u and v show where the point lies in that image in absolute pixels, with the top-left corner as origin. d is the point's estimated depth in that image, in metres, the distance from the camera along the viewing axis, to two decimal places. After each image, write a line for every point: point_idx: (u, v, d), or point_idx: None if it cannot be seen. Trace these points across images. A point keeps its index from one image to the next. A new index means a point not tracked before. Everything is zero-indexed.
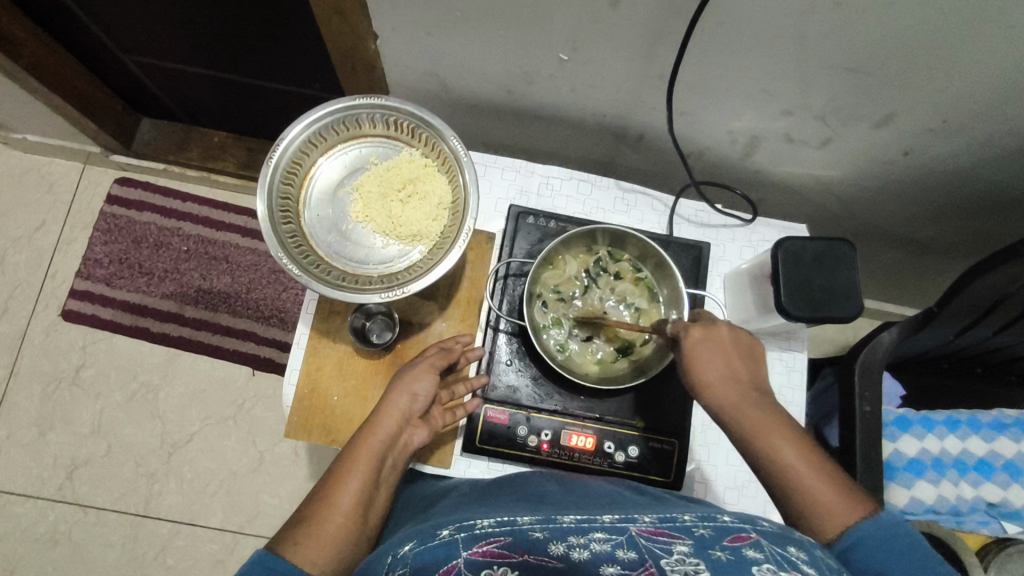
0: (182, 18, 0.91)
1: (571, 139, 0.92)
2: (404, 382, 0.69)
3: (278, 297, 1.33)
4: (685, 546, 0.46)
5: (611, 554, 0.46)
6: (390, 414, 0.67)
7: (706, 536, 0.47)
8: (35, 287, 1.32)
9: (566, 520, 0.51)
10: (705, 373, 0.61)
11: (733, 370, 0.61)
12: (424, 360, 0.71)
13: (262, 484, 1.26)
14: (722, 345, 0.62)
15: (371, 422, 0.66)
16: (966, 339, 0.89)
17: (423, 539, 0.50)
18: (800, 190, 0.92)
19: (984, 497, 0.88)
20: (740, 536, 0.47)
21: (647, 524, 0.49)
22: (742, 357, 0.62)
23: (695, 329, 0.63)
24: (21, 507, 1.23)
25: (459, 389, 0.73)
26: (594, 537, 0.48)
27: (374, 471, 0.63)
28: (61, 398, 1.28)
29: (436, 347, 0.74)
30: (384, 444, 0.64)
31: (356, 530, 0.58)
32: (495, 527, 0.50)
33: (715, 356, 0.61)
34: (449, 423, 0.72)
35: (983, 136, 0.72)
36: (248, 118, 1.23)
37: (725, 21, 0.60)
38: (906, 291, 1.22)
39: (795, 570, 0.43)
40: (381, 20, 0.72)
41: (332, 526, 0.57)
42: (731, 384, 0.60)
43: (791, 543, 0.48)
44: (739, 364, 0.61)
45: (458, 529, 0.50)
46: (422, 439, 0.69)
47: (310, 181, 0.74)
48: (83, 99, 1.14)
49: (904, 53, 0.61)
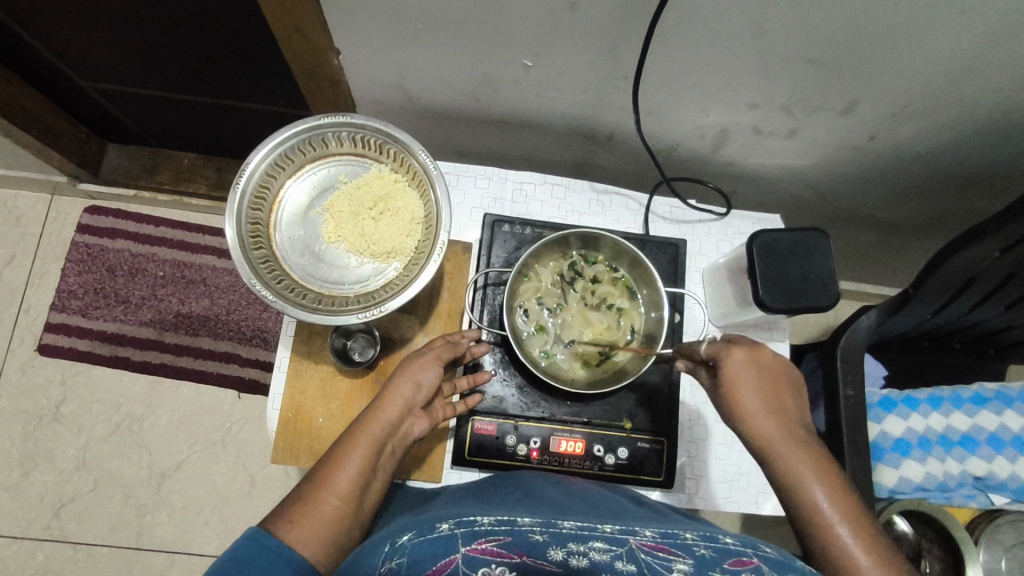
0: (142, 43, 0.90)
1: (543, 143, 0.92)
2: (409, 370, 0.68)
3: (259, 317, 1.31)
4: (685, 565, 0.46)
5: (611, 565, 0.46)
6: (394, 401, 0.66)
7: (707, 557, 0.48)
8: (9, 323, 1.29)
9: (566, 525, 0.50)
10: (745, 398, 0.63)
11: (773, 399, 0.64)
12: (431, 351, 0.70)
13: (255, 508, 1.24)
14: (762, 374, 0.65)
15: (374, 409, 0.65)
16: (943, 318, 0.90)
17: (422, 531, 0.49)
18: (772, 180, 0.93)
19: (970, 471, 0.89)
20: (741, 560, 0.47)
21: (648, 538, 0.49)
22: (777, 387, 0.65)
23: (738, 351, 0.66)
24: (8, 549, 1.21)
25: (462, 383, 0.73)
26: (594, 546, 0.48)
27: (375, 456, 0.62)
28: (43, 435, 1.25)
29: (443, 340, 0.73)
30: (386, 430, 0.64)
31: (351, 515, 0.58)
32: (495, 524, 0.49)
33: (754, 383, 0.64)
34: (448, 416, 0.72)
35: (944, 117, 0.73)
36: (214, 138, 1.21)
37: (684, 21, 0.60)
38: (883, 271, 1.23)
39: None
40: (341, 36, 0.71)
41: (327, 508, 0.57)
42: (770, 415, 0.63)
43: (793, 572, 0.47)
44: (781, 395, 0.64)
45: (458, 523, 0.50)
46: (422, 430, 0.68)
47: (280, 204, 0.73)
48: (45, 129, 1.12)
49: (861, 42, 0.62)
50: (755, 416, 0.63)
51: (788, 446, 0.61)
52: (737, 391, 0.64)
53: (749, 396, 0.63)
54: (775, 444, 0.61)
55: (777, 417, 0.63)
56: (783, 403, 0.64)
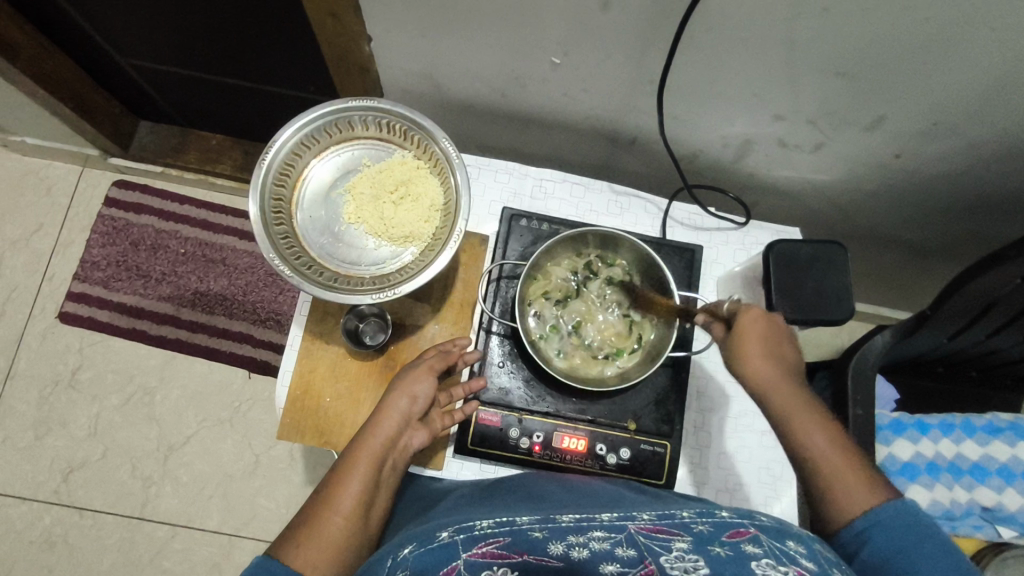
0: (179, 19, 0.91)
1: (566, 142, 0.92)
2: (402, 384, 0.69)
3: (275, 300, 1.33)
4: (684, 543, 0.46)
5: (611, 552, 0.46)
6: (391, 416, 0.67)
7: (705, 532, 0.47)
8: (32, 290, 1.32)
9: (565, 519, 0.50)
10: (751, 350, 0.61)
11: (775, 352, 0.62)
12: (423, 362, 0.71)
13: (258, 488, 1.26)
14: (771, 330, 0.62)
15: (371, 425, 0.66)
16: (959, 344, 0.89)
17: (422, 542, 0.49)
18: (793, 193, 0.92)
19: (978, 501, 0.88)
20: (739, 531, 0.47)
21: (646, 522, 0.49)
22: (784, 343, 0.63)
23: (755, 309, 0.63)
24: (17, 510, 1.23)
25: (457, 392, 0.73)
26: (593, 535, 0.48)
27: (374, 474, 0.63)
28: (58, 401, 1.28)
29: (436, 349, 0.74)
30: (383, 447, 0.65)
31: (356, 533, 0.59)
32: (495, 528, 0.50)
33: (762, 336, 0.62)
34: (447, 425, 0.72)
35: (971, 139, 0.73)
36: (243, 119, 1.23)
37: (713, 28, 0.61)
38: (902, 295, 1.22)
39: (794, 565, 0.44)
40: (374, 23, 0.72)
41: (332, 530, 0.58)
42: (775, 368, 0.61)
43: (790, 537, 0.48)
44: (782, 350, 0.62)
45: (458, 530, 0.50)
46: (421, 442, 0.69)
47: (303, 182, 0.74)
48: (81, 102, 1.15)
49: (891, 58, 0.61)
50: (758, 368, 0.60)
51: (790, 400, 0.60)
52: (746, 342, 0.61)
53: (755, 349, 0.61)
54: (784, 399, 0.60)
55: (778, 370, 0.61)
56: (788, 359, 0.62)
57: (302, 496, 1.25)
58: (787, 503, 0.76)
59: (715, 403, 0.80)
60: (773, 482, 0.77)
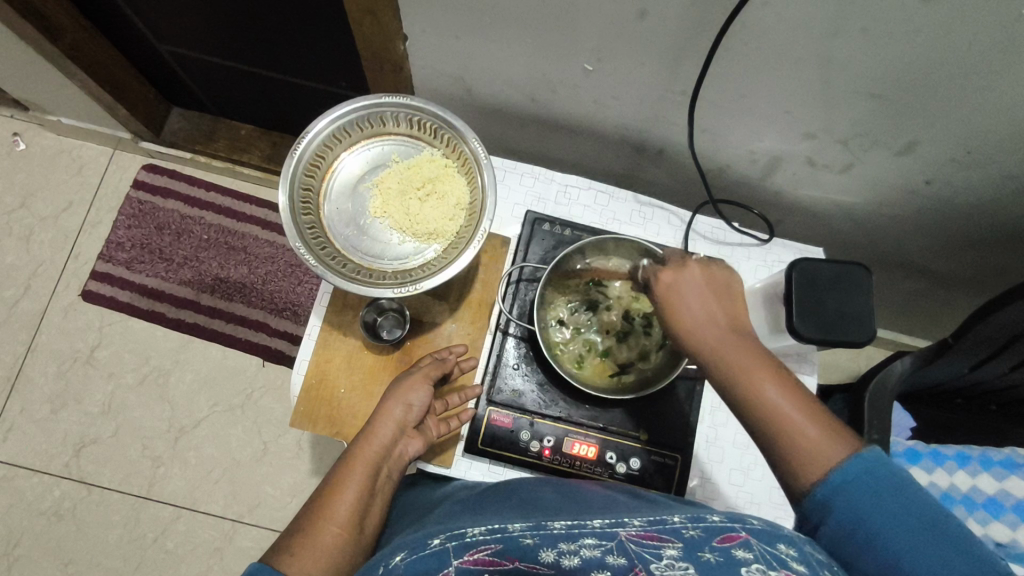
0: (220, 11, 0.93)
1: (593, 150, 0.93)
2: (399, 392, 0.71)
3: (293, 290, 1.35)
4: (674, 550, 0.45)
5: (601, 560, 0.45)
6: (386, 423, 0.68)
7: (696, 537, 0.46)
8: (57, 266, 1.35)
9: (557, 526, 0.50)
10: (682, 310, 0.56)
11: (710, 307, 0.56)
12: (419, 370, 0.73)
13: (264, 475, 1.27)
14: (710, 284, 0.57)
15: (367, 433, 0.67)
16: (982, 374, 0.87)
17: (414, 549, 0.49)
18: (818, 213, 0.92)
19: (992, 537, 0.85)
20: (730, 536, 0.46)
21: (637, 528, 0.49)
22: (725, 299, 0.57)
23: (665, 273, 0.59)
24: (28, 481, 1.25)
25: (454, 400, 0.74)
26: (585, 543, 0.48)
27: (370, 481, 0.64)
28: (74, 376, 1.30)
29: (431, 357, 0.75)
30: (379, 454, 0.66)
31: (351, 541, 0.60)
32: (487, 535, 0.50)
33: (692, 292, 0.57)
34: (444, 433, 0.73)
35: (1003, 171, 0.72)
36: (274, 110, 1.25)
37: (749, 41, 0.60)
38: (923, 323, 1.20)
39: (785, 570, 0.43)
40: (411, 23, 0.73)
41: (328, 538, 0.58)
42: (708, 324, 0.55)
43: (781, 540, 0.46)
44: (718, 303, 0.56)
45: (449, 538, 0.50)
46: (417, 449, 0.70)
47: (332, 174, 0.75)
48: (117, 85, 1.17)
49: (927, 83, 0.61)
50: (689, 326, 0.56)
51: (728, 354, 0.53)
52: (675, 306, 0.57)
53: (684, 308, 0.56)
54: (727, 354, 0.53)
55: (716, 327, 0.55)
56: (736, 313, 0.56)
57: (308, 486, 1.26)
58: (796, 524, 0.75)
59: (728, 419, 0.79)
60: (783, 502, 0.76)
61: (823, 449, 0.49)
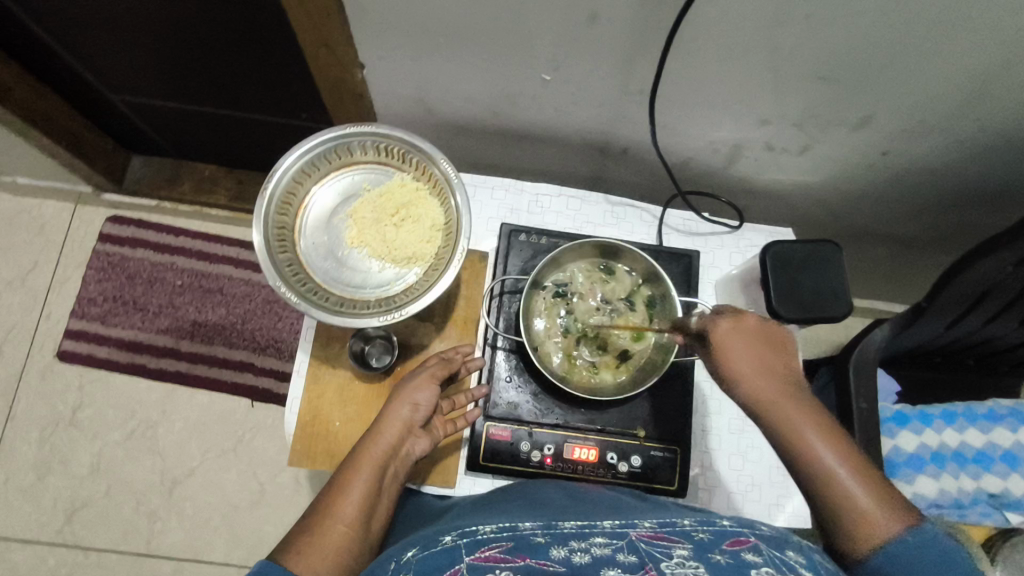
0: (171, 55, 0.93)
1: (559, 157, 0.94)
2: (405, 392, 0.71)
3: (274, 326, 1.33)
4: (685, 550, 0.46)
5: (611, 557, 0.46)
6: (392, 423, 0.68)
7: (705, 540, 0.47)
8: (28, 329, 1.31)
9: (567, 527, 0.51)
10: (738, 362, 0.59)
11: (767, 362, 0.60)
12: (425, 371, 0.73)
13: (264, 517, 1.25)
14: (765, 337, 0.61)
15: (373, 433, 0.67)
16: (955, 334, 0.90)
17: (425, 546, 0.49)
18: (783, 195, 0.94)
19: (984, 489, 0.89)
20: (739, 540, 0.48)
21: (647, 529, 0.50)
22: (775, 352, 0.61)
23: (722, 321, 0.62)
24: (20, 553, 1.22)
25: (460, 399, 0.74)
26: (595, 541, 0.48)
27: (376, 481, 0.64)
28: (58, 440, 1.26)
29: (437, 357, 0.75)
30: (385, 453, 0.66)
31: (356, 539, 0.59)
32: (497, 532, 0.51)
33: (749, 346, 0.60)
34: (450, 433, 0.73)
35: (952, 137, 0.75)
36: (236, 147, 1.23)
37: (697, 36, 0.62)
38: (896, 289, 1.24)
39: (793, 573, 0.43)
40: (366, 50, 0.73)
41: (334, 536, 0.57)
42: (767, 375, 0.59)
43: (790, 547, 0.48)
44: (773, 358, 0.60)
45: (460, 535, 0.50)
46: (424, 449, 0.70)
47: (305, 210, 0.75)
48: (71, 139, 1.15)
49: (871, 60, 0.63)
50: (752, 378, 0.59)
51: (789, 407, 0.57)
52: (731, 357, 0.60)
53: (742, 360, 0.59)
54: (783, 403, 0.58)
55: (774, 380, 0.59)
56: (788, 363, 0.61)
57: None
58: (798, 502, 0.77)
59: (720, 407, 0.80)
60: (783, 481, 0.78)
61: (864, 500, 0.54)
